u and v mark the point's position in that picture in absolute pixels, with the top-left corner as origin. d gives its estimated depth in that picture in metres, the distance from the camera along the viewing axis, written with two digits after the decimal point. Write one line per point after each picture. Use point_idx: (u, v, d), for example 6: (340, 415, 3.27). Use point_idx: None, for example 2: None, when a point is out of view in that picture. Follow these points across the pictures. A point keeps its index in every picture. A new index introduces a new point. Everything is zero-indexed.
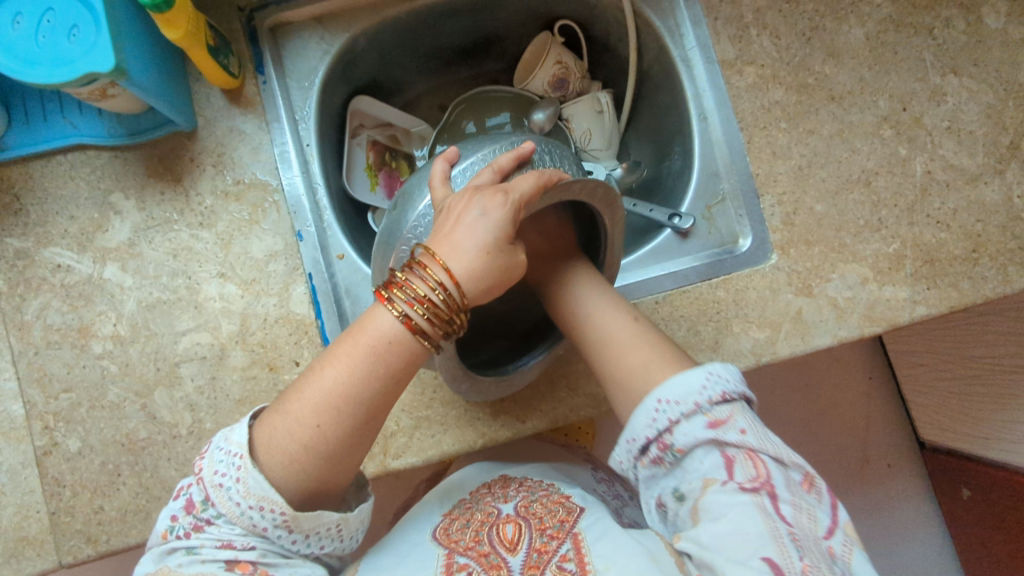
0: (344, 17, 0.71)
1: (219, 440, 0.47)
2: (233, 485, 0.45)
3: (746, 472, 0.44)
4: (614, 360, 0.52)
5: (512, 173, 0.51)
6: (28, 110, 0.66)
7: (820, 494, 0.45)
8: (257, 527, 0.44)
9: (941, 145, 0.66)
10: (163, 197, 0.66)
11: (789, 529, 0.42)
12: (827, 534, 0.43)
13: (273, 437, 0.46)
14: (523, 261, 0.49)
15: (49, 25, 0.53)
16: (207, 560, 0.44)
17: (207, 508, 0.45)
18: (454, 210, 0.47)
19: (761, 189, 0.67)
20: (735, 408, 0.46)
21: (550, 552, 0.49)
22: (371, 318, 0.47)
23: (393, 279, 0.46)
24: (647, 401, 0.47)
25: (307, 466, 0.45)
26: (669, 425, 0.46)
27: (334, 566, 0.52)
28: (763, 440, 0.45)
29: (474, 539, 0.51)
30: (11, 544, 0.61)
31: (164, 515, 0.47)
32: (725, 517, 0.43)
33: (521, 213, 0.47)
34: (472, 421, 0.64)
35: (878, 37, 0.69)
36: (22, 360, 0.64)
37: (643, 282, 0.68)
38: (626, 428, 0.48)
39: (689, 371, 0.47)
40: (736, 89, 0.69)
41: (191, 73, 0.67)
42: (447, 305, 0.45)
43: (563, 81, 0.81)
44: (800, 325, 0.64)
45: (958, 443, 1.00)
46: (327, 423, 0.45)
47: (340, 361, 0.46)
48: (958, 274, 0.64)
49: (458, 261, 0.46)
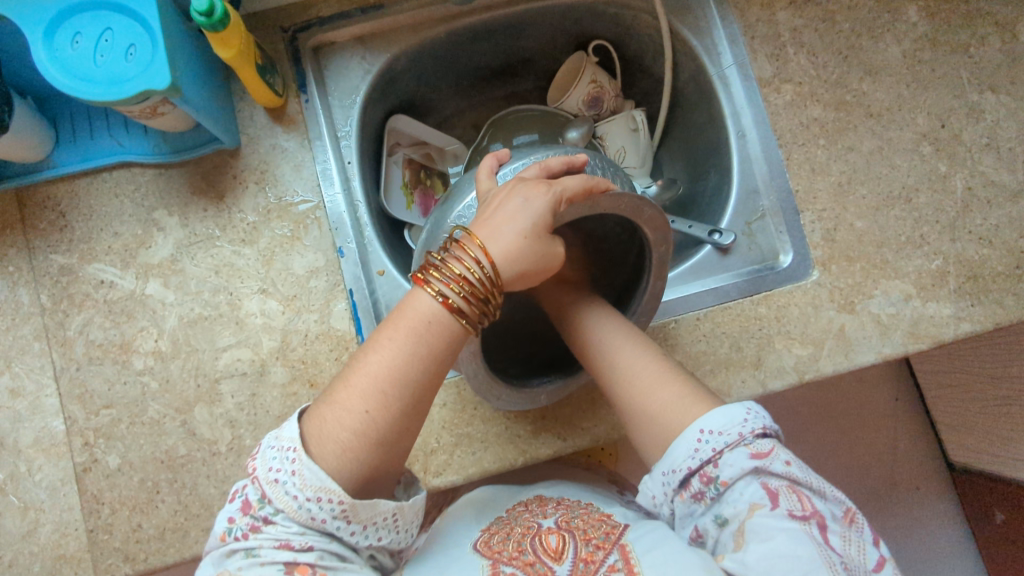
0: (385, 37, 0.73)
1: (270, 439, 0.45)
2: (289, 479, 0.43)
3: (793, 503, 0.43)
4: (654, 369, 0.51)
5: (559, 175, 0.52)
6: (75, 129, 0.67)
7: (863, 528, 0.44)
8: (316, 521, 0.43)
9: (981, 161, 0.66)
10: (206, 214, 0.66)
11: (840, 558, 0.41)
12: (877, 567, 0.42)
13: (323, 428, 0.44)
14: (561, 254, 0.49)
15: (107, 44, 0.55)
16: (267, 562, 0.42)
17: (263, 505, 0.44)
18: (497, 198, 0.48)
19: (801, 206, 0.67)
20: (775, 444, 0.45)
21: (596, 562, 0.47)
22: (411, 301, 0.47)
23: (429, 261, 0.47)
24: (688, 431, 0.46)
25: (361, 454, 0.44)
26: (713, 455, 0.45)
27: (387, 568, 0.50)
28: (806, 473, 0.44)
29: (518, 549, 0.49)
30: (49, 562, 0.61)
31: (219, 518, 0.45)
32: (775, 539, 0.41)
33: (561, 208, 0.47)
34: (513, 438, 0.63)
35: (915, 55, 0.69)
36: (64, 376, 0.64)
37: (684, 298, 0.67)
38: (665, 458, 0.47)
39: (728, 405, 0.47)
40: (774, 106, 0.69)
41: (235, 92, 0.68)
42: (483, 284, 0.46)
43: (597, 98, 0.82)
44: (843, 342, 0.63)
45: (993, 465, 0.98)
46: (376, 408, 0.44)
47: (384, 345, 0.45)
48: (1002, 290, 0.63)
49: (497, 243, 0.46)
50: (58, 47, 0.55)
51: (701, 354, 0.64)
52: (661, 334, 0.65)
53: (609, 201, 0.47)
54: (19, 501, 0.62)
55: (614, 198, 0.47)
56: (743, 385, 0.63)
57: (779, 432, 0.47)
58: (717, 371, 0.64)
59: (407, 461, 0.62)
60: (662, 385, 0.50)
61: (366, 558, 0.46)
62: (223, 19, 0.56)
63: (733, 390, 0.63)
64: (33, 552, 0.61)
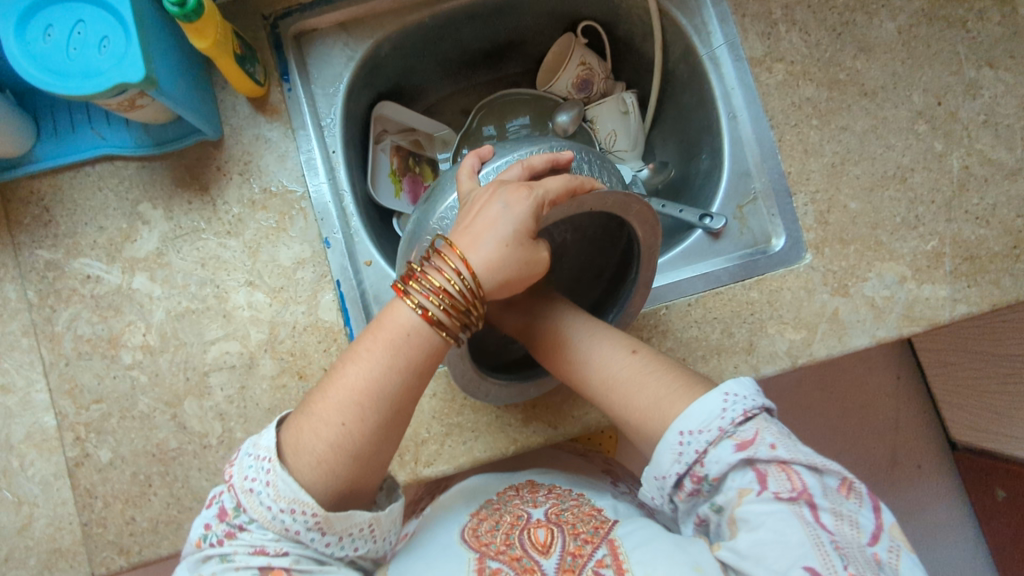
0: (367, 23, 0.72)
1: (248, 447, 0.46)
2: (264, 489, 0.43)
3: (782, 485, 0.42)
4: (632, 368, 0.50)
5: (542, 174, 0.52)
6: (57, 122, 0.67)
7: (861, 497, 0.43)
8: (290, 531, 0.43)
9: (979, 139, 0.65)
10: (191, 207, 0.66)
11: (831, 536, 0.40)
12: (872, 540, 0.41)
13: (300, 439, 0.44)
14: (545, 258, 0.48)
15: (79, 37, 0.54)
16: (241, 567, 0.42)
17: (239, 513, 0.44)
18: (477, 203, 0.48)
19: (794, 188, 0.66)
20: (759, 425, 0.44)
21: (585, 556, 0.47)
22: (390, 313, 0.46)
23: (411, 271, 0.46)
24: (669, 435, 0.45)
25: (336, 467, 0.44)
26: (697, 455, 0.44)
27: (367, 569, 0.50)
28: (794, 451, 0.43)
29: (506, 543, 0.49)
30: (44, 555, 0.61)
31: (196, 524, 0.45)
32: (763, 526, 0.41)
33: (544, 211, 0.47)
34: (503, 427, 0.63)
35: (911, 31, 0.67)
36: (53, 371, 0.64)
37: (674, 283, 0.67)
38: (654, 464, 0.47)
39: (706, 396, 0.45)
40: (766, 86, 0.68)
41: (217, 82, 0.67)
42: (464, 296, 0.45)
43: (587, 81, 0.81)
44: (836, 326, 0.62)
45: (996, 443, 0.97)
46: (352, 421, 0.44)
47: (361, 358, 0.45)
48: (999, 270, 0.62)
49: (478, 252, 0.46)
50: (31, 41, 0.54)
51: (693, 340, 0.64)
52: (652, 321, 0.64)
53: (594, 199, 0.46)
54: (13, 496, 0.62)
55: (598, 197, 0.46)
56: (735, 371, 0.62)
57: (766, 407, 0.45)
58: (709, 357, 0.63)
59: (398, 451, 0.62)
60: (641, 382, 0.49)
61: (346, 563, 0.46)
62: (196, 9, 0.55)
63: (725, 375, 0.63)
64: (28, 546, 0.61)
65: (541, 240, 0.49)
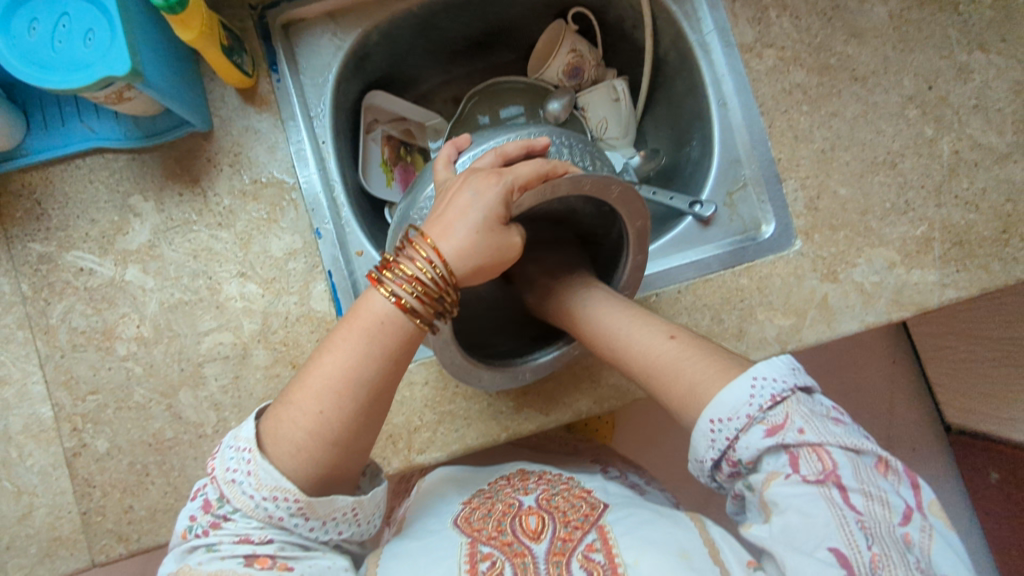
0: (356, 12, 0.71)
1: (228, 439, 0.46)
2: (245, 479, 0.44)
3: (812, 466, 0.40)
4: (673, 352, 0.48)
5: (516, 160, 0.52)
6: (46, 115, 0.66)
7: (898, 475, 0.41)
8: (274, 518, 0.44)
9: (969, 123, 0.65)
10: (181, 199, 0.66)
11: (858, 517, 0.39)
12: (904, 520, 0.39)
13: (278, 427, 0.45)
14: (518, 244, 0.48)
15: (64, 30, 0.54)
16: (226, 556, 0.43)
17: (222, 504, 0.45)
18: (448, 193, 0.48)
19: (784, 174, 0.66)
20: (790, 409, 0.42)
21: (574, 540, 0.47)
22: (365, 303, 0.47)
23: (384, 260, 0.47)
24: (701, 422, 0.44)
25: (316, 455, 0.44)
26: (730, 440, 0.43)
27: (353, 553, 0.51)
28: (827, 432, 0.41)
29: (498, 529, 0.49)
30: (44, 544, 0.62)
31: (181, 517, 0.46)
32: (791, 508, 0.40)
33: (514, 197, 0.46)
34: (495, 415, 0.64)
35: (902, 15, 0.67)
36: (48, 363, 0.65)
37: (664, 271, 0.67)
38: (693, 447, 0.46)
39: (735, 379, 0.43)
40: (756, 72, 0.68)
41: (205, 73, 0.67)
42: (437, 283, 0.45)
43: (578, 69, 0.80)
44: (825, 311, 0.63)
45: (986, 425, 0.98)
46: (329, 409, 0.45)
47: (337, 347, 0.46)
48: (988, 255, 0.62)
49: (449, 241, 0.46)
50: (15, 34, 0.54)
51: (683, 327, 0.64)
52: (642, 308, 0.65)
53: (565, 184, 0.45)
54: (12, 486, 0.63)
55: (573, 180, 0.45)
56: None
57: (801, 389, 0.43)
58: None
59: (391, 439, 0.63)
60: (680, 368, 0.46)
61: (331, 547, 0.47)
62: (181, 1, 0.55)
63: None
64: (28, 534, 0.62)
65: (515, 226, 0.48)
